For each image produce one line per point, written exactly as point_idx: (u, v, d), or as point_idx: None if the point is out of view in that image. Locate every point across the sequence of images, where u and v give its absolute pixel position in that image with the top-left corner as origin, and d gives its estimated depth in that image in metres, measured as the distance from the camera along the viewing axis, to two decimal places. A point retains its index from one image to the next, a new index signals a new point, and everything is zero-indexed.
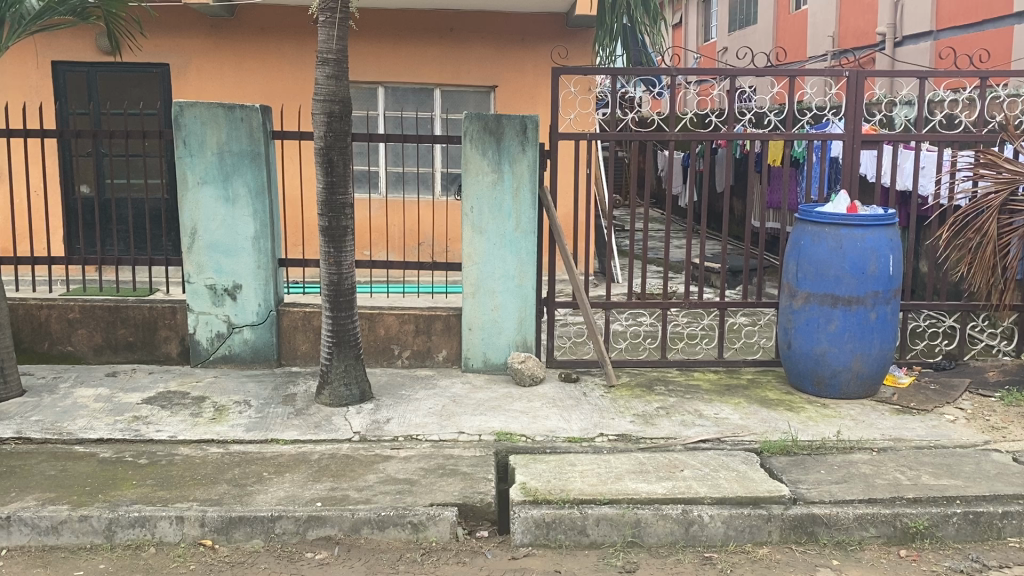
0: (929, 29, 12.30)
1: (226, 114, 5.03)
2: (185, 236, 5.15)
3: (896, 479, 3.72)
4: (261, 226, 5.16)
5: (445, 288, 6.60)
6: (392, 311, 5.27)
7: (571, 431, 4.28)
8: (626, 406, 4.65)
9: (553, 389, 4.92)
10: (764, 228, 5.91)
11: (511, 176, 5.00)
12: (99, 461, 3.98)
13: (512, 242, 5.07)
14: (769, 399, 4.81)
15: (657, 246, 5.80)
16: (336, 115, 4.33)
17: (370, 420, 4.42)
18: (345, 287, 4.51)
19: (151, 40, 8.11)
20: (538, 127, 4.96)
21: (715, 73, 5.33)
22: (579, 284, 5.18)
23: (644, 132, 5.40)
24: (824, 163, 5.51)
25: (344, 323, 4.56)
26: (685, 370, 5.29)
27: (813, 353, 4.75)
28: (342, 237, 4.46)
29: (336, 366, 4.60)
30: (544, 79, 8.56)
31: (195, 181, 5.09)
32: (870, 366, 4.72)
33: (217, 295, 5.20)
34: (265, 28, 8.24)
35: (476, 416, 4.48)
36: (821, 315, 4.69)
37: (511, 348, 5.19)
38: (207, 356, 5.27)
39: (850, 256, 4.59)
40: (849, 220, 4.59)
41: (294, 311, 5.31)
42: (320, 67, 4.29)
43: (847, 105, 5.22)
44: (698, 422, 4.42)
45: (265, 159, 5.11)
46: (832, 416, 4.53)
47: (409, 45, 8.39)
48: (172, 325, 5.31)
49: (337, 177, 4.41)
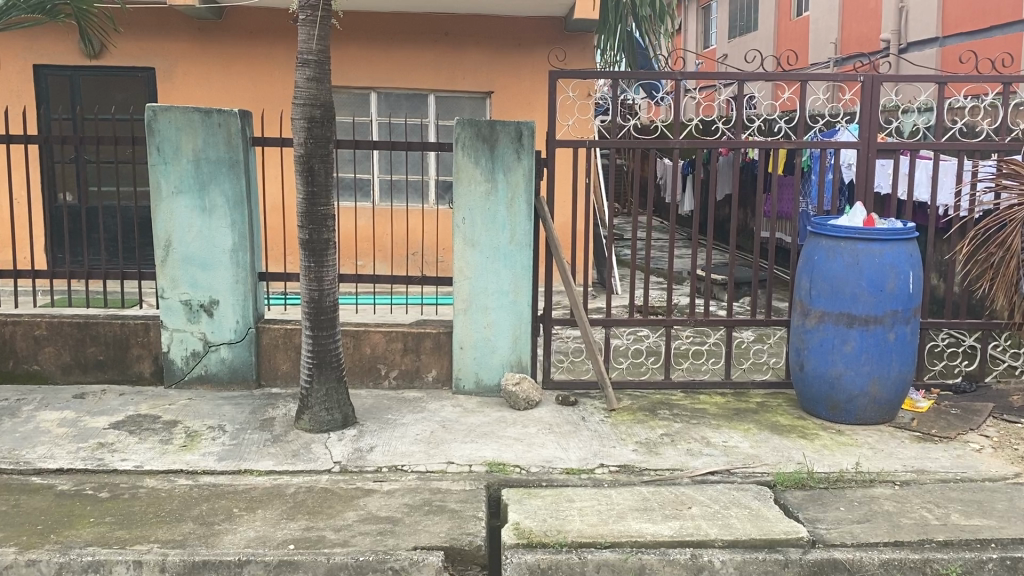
0: (935, 35, 12.09)
1: (203, 119, 4.73)
2: (158, 249, 4.85)
3: (923, 518, 3.41)
4: (239, 238, 4.85)
5: (437, 301, 6.31)
6: (379, 329, 4.95)
7: (569, 461, 3.97)
8: (628, 433, 4.34)
9: (550, 414, 4.61)
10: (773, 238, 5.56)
11: (505, 186, 4.70)
12: (56, 495, 3.65)
13: (507, 256, 4.77)
14: (780, 425, 4.50)
15: (656, 253, 5.30)
16: (317, 120, 4.03)
17: (352, 448, 4.11)
18: (327, 305, 4.20)
19: (135, 42, 7.81)
20: (534, 134, 4.65)
21: (720, 78, 5.00)
22: (577, 300, 4.86)
23: (644, 140, 5.02)
24: (826, 171, 5.15)
25: (325, 343, 4.25)
26: (690, 392, 4.98)
27: (827, 375, 4.45)
28: (323, 250, 4.16)
29: (317, 389, 4.29)
30: (542, 84, 8.27)
31: (170, 191, 4.79)
32: (888, 390, 4.41)
33: (192, 311, 4.89)
34: (255, 32, 7.94)
35: (466, 444, 4.16)
36: (835, 335, 4.39)
37: (505, 368, 4.88)
38: (182, 376, 4.96)
39: (867, 272, 4.30)
40: (866, 234, 4.30)
41: (275, 328, 4.98)
42: (300, 68, 3.98)
43: (860, 113, 4.91)
44: (705, 452, 4.11)
45: (244, 167, 4.81)
46: (849, 444, 4.22)
47: (401, 49, 8.10)
48: (145, 343, 5.00)
49: (318, 186, 4.10)
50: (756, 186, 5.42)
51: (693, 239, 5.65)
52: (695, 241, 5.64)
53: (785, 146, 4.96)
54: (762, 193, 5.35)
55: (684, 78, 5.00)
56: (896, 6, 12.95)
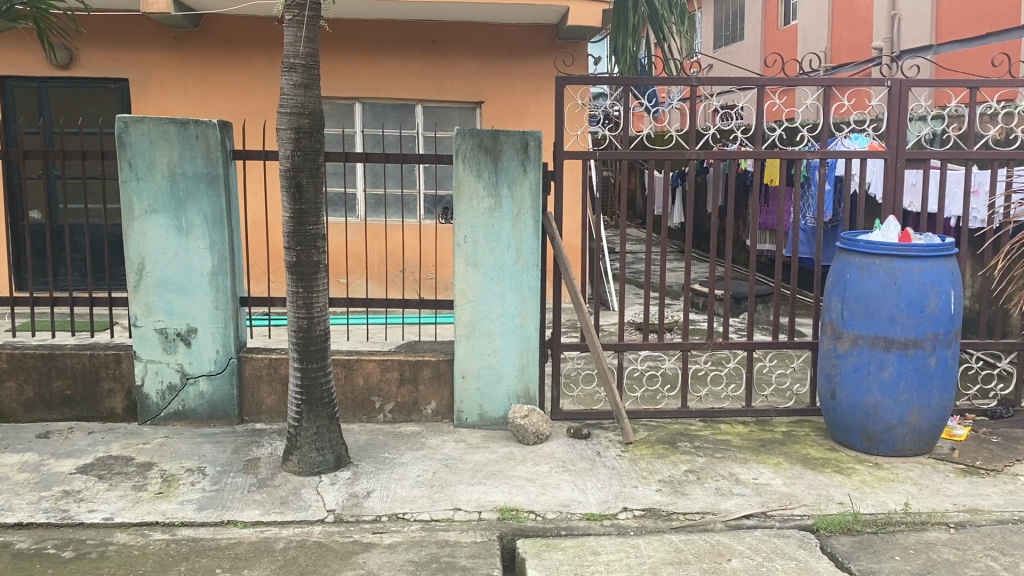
0: (929, 42, 11.87)
1: (179, 131, 4.34)
2: (131, 273, 4.43)
3: (990, 568, 3.06)
4: (219, 260, 4.45)
5: (432, 322, 5.94)
6: (373, 358, 4.55)
7: (589, 505, 3.58)
8: (649, 470, 3.96)
9: (561, 449, 4.23)
10: (757, 251, 5.10)
11: (510, 202, 4.34)
12: (13, 555, 3.23)
13: (512, 277, 4.40)
14: (812, 458, 4.14)
15: (651, 265, 4.76)
16: (306, 131, 3.65)
17: (348, 493, 3.71)
18: (317, 334, 3.81)
19: (108, 52, 7.40)
20: (541, 144, 4.29)
21: (736, 83, 4.61)
22: (588, 323, 4.49)
23: (657, 151, 4.61)
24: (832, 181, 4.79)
25: (315, 377, 3.86)
26: (710, 422, 4.62)
27: (862, 404, 4.10)
28: (313, 274, 3.78)
29: (307, 428, 3.88)
30: (534, 94, 7.93)
31: (143, 210, 4.38)
32: (929, 419, 4.07)
33: (169, 341, 4.48)
34: (234, 42, 7.55)
35: (473, 487, 3.77)
36: (871, 361, 4.05)
37: (511, 399, 4.50)
38: (157, 412, 4.54)
39: (905, 292, 3.96)
40: (904, 250, 3.97)
41: (259, 358, 4.58)
42: (286, 74, 3.60)
43: (888, 122, 4.58)
44: (736, 492, 3.74)
45: (224, 183, 4.42)
46: (890, 480, 3.87)
47: (387, 58, 7.73)
48: (116, 376, 4.58)
49: (307, 204, 3.71)
50: (753, 198, 5.05)
51: (686, 251, 5.00)
52: (689, 252, 5.00)
53: (809, 157, 4.60)
54: (760, 206, 4.98)
55: (697, 84, 4.62)
56: (887, 14, 12.74)
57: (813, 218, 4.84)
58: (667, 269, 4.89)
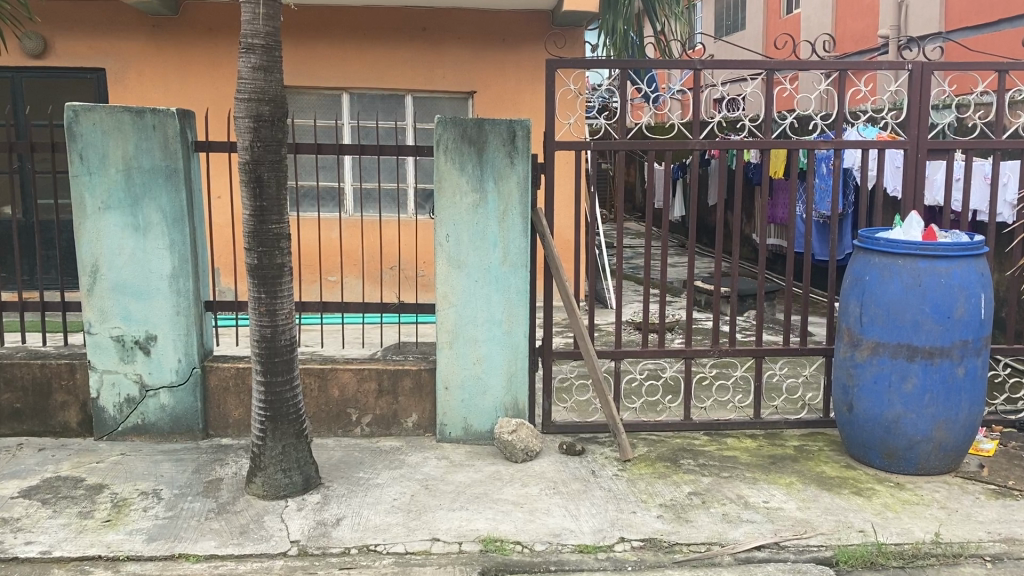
0: (938, 30, 11.56)
1: (134, 120, 3.96)
2: (84, 275, 4.07)
3: None
4: (179, 262, 4.09)
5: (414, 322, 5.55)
6: (348, 367, 4.18)
7: (581, 535, 3.23)
8: (649, 492, 3.61)
9: (553, 467, 3.87)
10: (766, 248, 4.68)
11: (496, 198, 3.97)
12: None
13: (499, 279, 4.03)
14: (827, 477, 3.78)
15: (646, 261, 4.30)
16: (266, 120, 3.27)
17: (315, 521, 3.36)
18: (281, 344, 3.45)
19: (82, 41, 7.01)
20: (530, 134, 3.92)
21: (743, 68, 4.22)
22: (581, 329, 4.12)
23: (659, 141, 4.21)
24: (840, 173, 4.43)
25: (280, 392, 3.49)
26: (715, 435, 4.26)
27: (882, 418, 3.73)
28: (276, 278, 3.41)
29: (271, 447, 3.52)
30: (529, 84, 7.55)
31: (96, 207, 4.01)
32: (956, 435, 3.70)
33: (126, 350, 4.12)
34: (214, 29, 7.15)
35: (455, 513, 3.41)
36: (892, 371, 3.68)
37: (498, 411, 4.14)
38: (114, 427, 4.18)
39: (931, 296, 3.60)
40: (928, 249, 3.61)
41: (224, 368, 4.22)
42: (244, 56, 3.22)
43: (908, 109, 4.20)
44: (745, 518, 3.38)
45: (185, 177, 4.05)
46: (915, 503, 3.51)
47: (374, 46, 7.35)
48: (70, 388, 4.22)
49: (269, 201, 3.33)
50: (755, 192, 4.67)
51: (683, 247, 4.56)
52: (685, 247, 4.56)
53: (822, 147, 4.22)
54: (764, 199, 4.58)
55: (702, 67, 4.22)
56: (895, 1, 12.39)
57: (820, 213, 4.46)
58: (665, 265, 4.46)
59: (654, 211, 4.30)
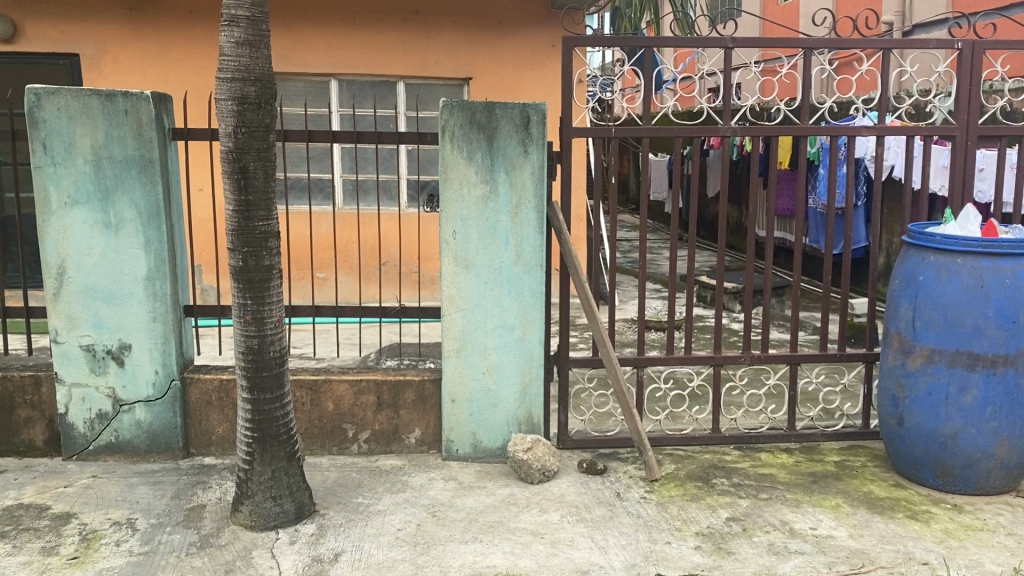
0: (945, 13, 11.14)
1: (104, 105, 3.54)
2: (49, 278, 3.65)
3: None
4: (155, 262, 3.68)
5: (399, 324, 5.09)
6: (344, 378, 3.78)
7: (612, 572, 2.85)
8: (682, 518, 3.24)
9: (572, 489, 3.49)
10: (771, 242, 4.16)
11: (508, 190, 3.58)
12: None
13: (511, 280, 3.64)
14: (876, 498, 3.42)
15: (669, 259, 3.84)
16: (252, 102, 2.86)
17: (311, 556, 2.97)
18: (270, 356, 3.05)
19: (55, 24, 6.55)
20: (546, 119, 3.53)
21: (781, 47, 3.83)
22: (603, 334, 3.72)
23: (687, 129, 3.81)
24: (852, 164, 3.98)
25: (269, 410, 3.09)
26: (746, 450, 3.90)
27: (938, 433, 3.37)
28: (264, 283, 3.01)
29: (259, 472, 3.12)
30: (527, 70, 7.15)
31: (62, 203, 3.59)
32: (1020, 451, 3.35)
33: (97, 360, 3.71)
34: (196, 12, 6.71)
35: (468, 546, 3.03)
36: (950, 381, 3.32)
37: (510, 427, 3.76)
38: (85, 446, 3.77)
39: (993, 299, 3.25)
40: (991, 247, 3.26)
41: (207, 381, 3.82)
42: (226, 29, 2.81)
43: (958, 91, 3.83)
44: (793, 549, 3.01)
45: (162, 169, 3.64)
46: (979, 529, 3.16)
47: (365, 29, 6.92)
48: (35, 403, 3.81)
49: (254, 194, 2.93)
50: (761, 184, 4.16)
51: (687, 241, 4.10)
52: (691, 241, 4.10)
53: (863, 133, 3.85)
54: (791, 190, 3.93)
55: (733, 45, 3.82)
56: None
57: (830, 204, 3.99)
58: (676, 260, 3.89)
59: (674, 208, 3.88)
